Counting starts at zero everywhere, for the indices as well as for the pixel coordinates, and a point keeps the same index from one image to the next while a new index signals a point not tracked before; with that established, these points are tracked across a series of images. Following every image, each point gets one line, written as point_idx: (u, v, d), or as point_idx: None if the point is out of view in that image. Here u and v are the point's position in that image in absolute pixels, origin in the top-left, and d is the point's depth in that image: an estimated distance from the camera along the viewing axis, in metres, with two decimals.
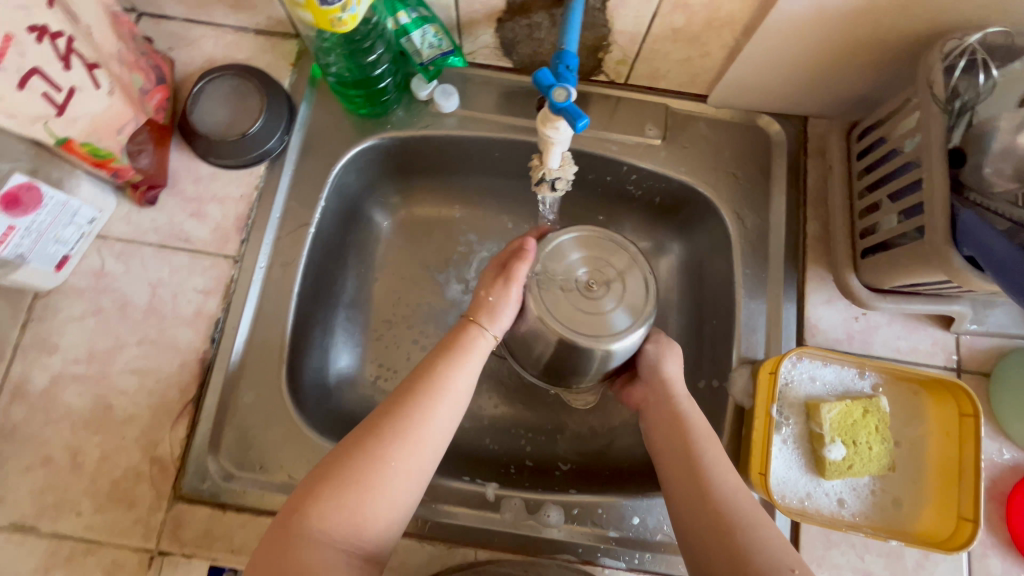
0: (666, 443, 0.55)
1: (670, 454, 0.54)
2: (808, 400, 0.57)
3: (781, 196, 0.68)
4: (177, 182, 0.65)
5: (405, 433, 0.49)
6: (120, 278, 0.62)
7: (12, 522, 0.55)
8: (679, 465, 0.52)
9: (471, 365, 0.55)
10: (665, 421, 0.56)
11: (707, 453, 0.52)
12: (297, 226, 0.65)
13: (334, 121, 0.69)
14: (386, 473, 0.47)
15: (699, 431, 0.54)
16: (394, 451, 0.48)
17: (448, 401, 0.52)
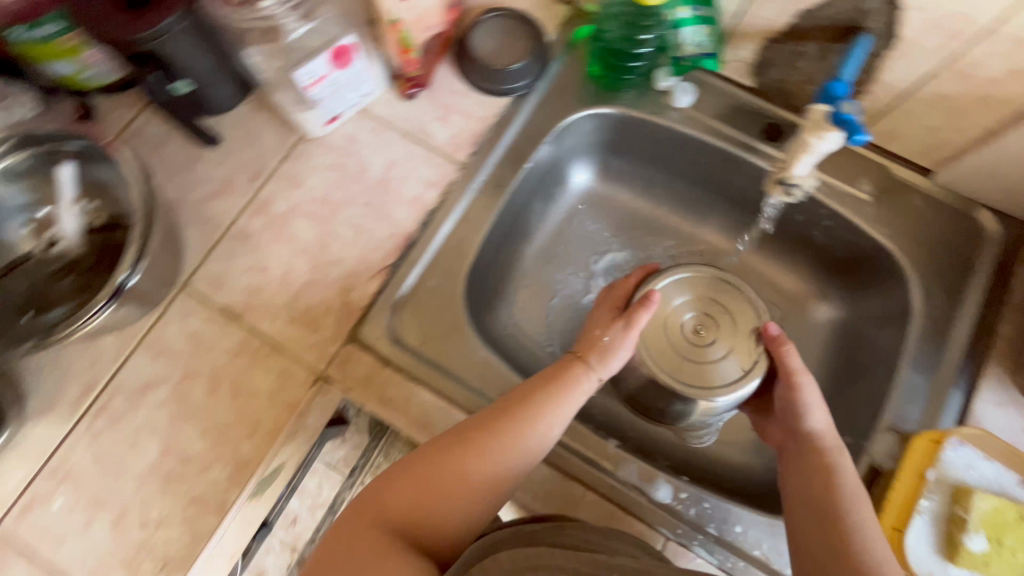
0: (806, 488, 0.54)
1: (805, 496, 0.53)
2: (960, 485, 0.56)
3: (979, 291, 0.67)
4: (436, 88, 0.73)
5: (480, 456, 0.51)
6: (365, 148, 0.71)
7: (224, 307, 0.65)
8: (815, 513, 0.52)
9: (563, 411, 0.55)
10: (809, 467, 0.55)
11: (854, 510, 0.50)
12: (518, 159, 0.73)
13: (576, 83, 0.76)
14: (456, 486, 0.51)
15: (844, 487, 0.52)
16: (466, 466, 0.51)
17: (531, 438, 0.53)
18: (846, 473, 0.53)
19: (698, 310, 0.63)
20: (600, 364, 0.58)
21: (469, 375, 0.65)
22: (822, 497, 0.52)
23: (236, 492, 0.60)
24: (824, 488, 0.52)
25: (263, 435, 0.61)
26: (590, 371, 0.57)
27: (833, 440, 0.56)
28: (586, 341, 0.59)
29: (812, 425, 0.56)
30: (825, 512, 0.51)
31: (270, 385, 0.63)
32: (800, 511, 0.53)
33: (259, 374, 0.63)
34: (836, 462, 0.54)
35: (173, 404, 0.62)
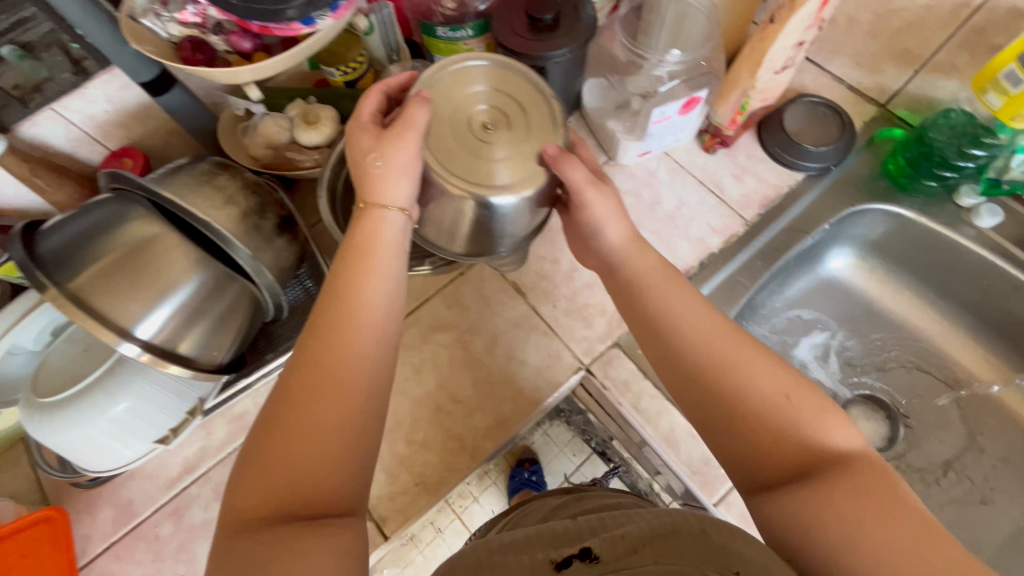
0: (755, 465, 0.44)
1: (718, 428, 0.46)
2: None
3: None
4: (735, 149, 0.81)
5: (322, 367, 0.43)
6: (662, 184, 0.79)
7: (514, 282, 0.74)
8: (812, 496, 0.40)
9: (394, 261, 0.51)
10: (671, 356, 0.49)
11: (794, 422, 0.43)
12: (799, 231, 0.78)
13: (869, 177, 0.79)
14: (316, 409, 0.42)
15: (749, 403, 0.44)
16: (304, 394, 0.42)
17: (353, 309, 0.46)
18: (763, 401, 0.44)
19: (493, 104, 0.58)
20: (389, 195, 0.52)
21: None
22: (795, 467, 0.42)
23: (492, 443, 0.67)
24: (755, 441, 0.44)
25: (524, 402, 0.68)
26: (384, 211, 0.52)
27: (719, 340, 0.47)
28: (364, 178, 0.53)
29: (661, 301, 0.52)
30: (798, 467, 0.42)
31: (539, 360, 0.70)
32: (767, 490, 0.43)
33: (531, 347, 0.71)
34: (725, 388, 0.45)
35: (454, 350, 0.71)
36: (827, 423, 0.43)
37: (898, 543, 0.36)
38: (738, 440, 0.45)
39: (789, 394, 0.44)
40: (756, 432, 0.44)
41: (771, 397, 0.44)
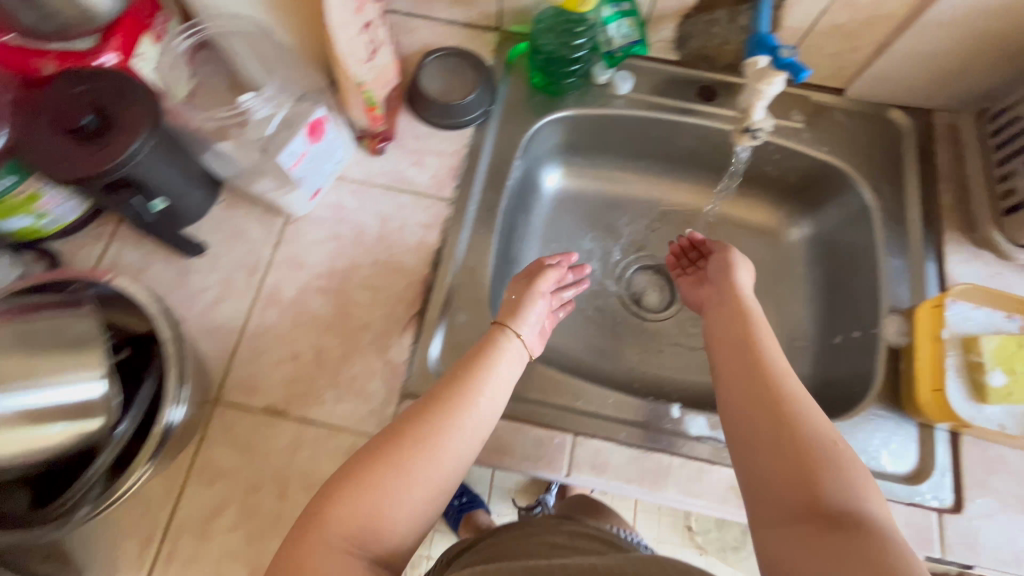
0: (756, 407, 0.55)
1: (735, 369, 0.60)
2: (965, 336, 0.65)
3: (916, 175, 0.77)
4: (401, 137, 0.76)
5: (436, 430, 0.51)
6: (355, 210, 0.72)
7: (266, 406, 0.63)
8: (789, 449, 0.51)
9: (501, 369, 0.58)
10: (735, 319, 0.66)
11: (835, 448, 0.50)
12: (499, 179, 0.76)
13: (525, 97, 0.81)
14: (405, 478, 0.48)
15: (804, 431, 0.52)
16: (420, 459, 0.49)
17: (458, 433, 0.51)
18: (812, 409, 0.54)
19: None
20: (518, 323, 0.64)
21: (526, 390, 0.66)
22: (781, 436, 0.52)
23: None
24: (766, 390, 0.56)
25: None
26: (511, 337, 0.62)
27: (774, 344, 0.61)
28: (509, 306, 0.65)
29: (755, 326, 0.64)
30: (791, 451, 0.51)
31: (341, 465, 0.61)
32: (739, 407, 0.56)
33: (325, 459, 0.62)
34: (783, 386, 0.56)
35: (245, 524, 0.59)
36: (872, 487, 0.48)
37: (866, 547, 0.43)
38: (746, 404, 0.56)
39: (838, 443, 0.51)
40: (776, 390, 0.56)
41: (820, 440, 0.51)
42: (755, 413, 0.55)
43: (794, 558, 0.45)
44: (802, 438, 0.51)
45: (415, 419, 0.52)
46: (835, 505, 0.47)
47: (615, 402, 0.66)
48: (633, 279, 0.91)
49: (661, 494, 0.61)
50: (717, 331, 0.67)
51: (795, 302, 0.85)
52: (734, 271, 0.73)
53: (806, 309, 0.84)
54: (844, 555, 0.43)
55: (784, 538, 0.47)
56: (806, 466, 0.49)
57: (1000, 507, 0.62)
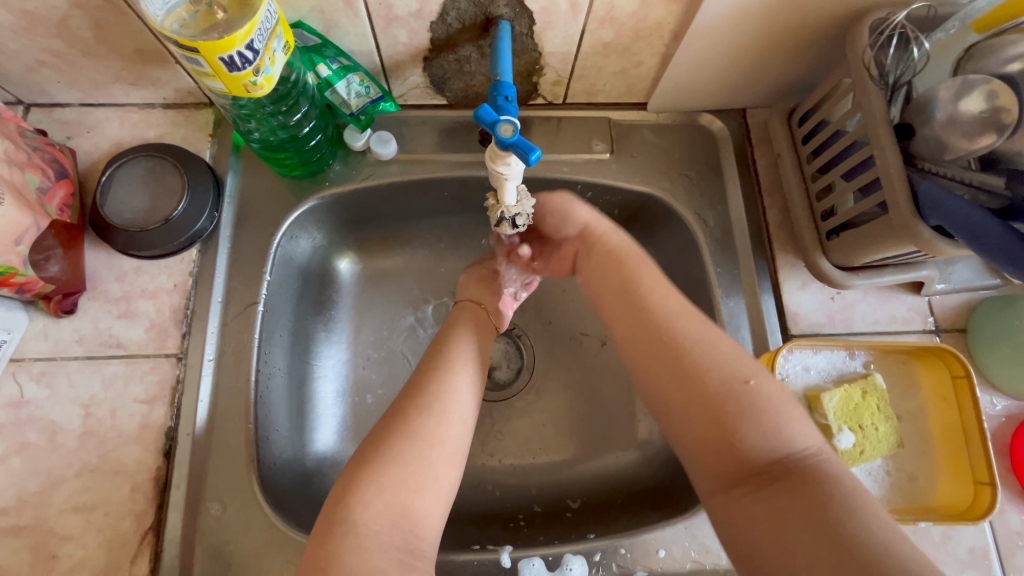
0: (663, 370, 0.49)
1: (631, 329, 0.52)
2: (807, 392, 0.56)
3: (738, 191, 0.67)
4: (97, 282, 0.58)
5: (436, 400, 0.51)
6: (44, 403, 0.54)
7: None
8: (702, 408, 0.45)
9: (465, 370, 0.55)
10: (618, 269, 0.57)
11: (754, 391, 0.45)
12: (244, 307, 0.60)
13: (267, 187, 0.64)
14: (423, 449, 0.48)
15: (714, 380, 0.46)
16: (433, 428, 0.49)
17: (454, 411, 0.51)
18: (707, 352, 0.48)
19: None
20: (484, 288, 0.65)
21: None
22: (693, 392, 0.46)
23: None
24: (669, 344, 0.49)
25: None
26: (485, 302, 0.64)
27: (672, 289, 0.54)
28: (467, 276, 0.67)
29: (633, 270, 0.55)
30: (701, 406, 0.46)
31: None
32: (648, 366, 0.50)
33: None
34: (681, 332, 0.50)
35: None
36: (795, 418, 0.44)
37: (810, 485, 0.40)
38: (652, 371, 0.49)
39: (750, 381, 0.45)
40: (678, 346, 0.49)
41: (729, 385, 0.45)
42: (659, 378, 0.49)
43: (742, 522, 0.41)
44: (720, 392, 0.45)
45: (418, 389, 0.52)
46: (759, 452, 0.42)
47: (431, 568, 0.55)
48: None
49: None
50: (599, 285, 0.58)
51: None
52: (570, 211, 0.61)
53: None
54: (788, 502, 0.39)
55: (727, 499, 0.43)
56: (723, 418, 0.44)
57: None
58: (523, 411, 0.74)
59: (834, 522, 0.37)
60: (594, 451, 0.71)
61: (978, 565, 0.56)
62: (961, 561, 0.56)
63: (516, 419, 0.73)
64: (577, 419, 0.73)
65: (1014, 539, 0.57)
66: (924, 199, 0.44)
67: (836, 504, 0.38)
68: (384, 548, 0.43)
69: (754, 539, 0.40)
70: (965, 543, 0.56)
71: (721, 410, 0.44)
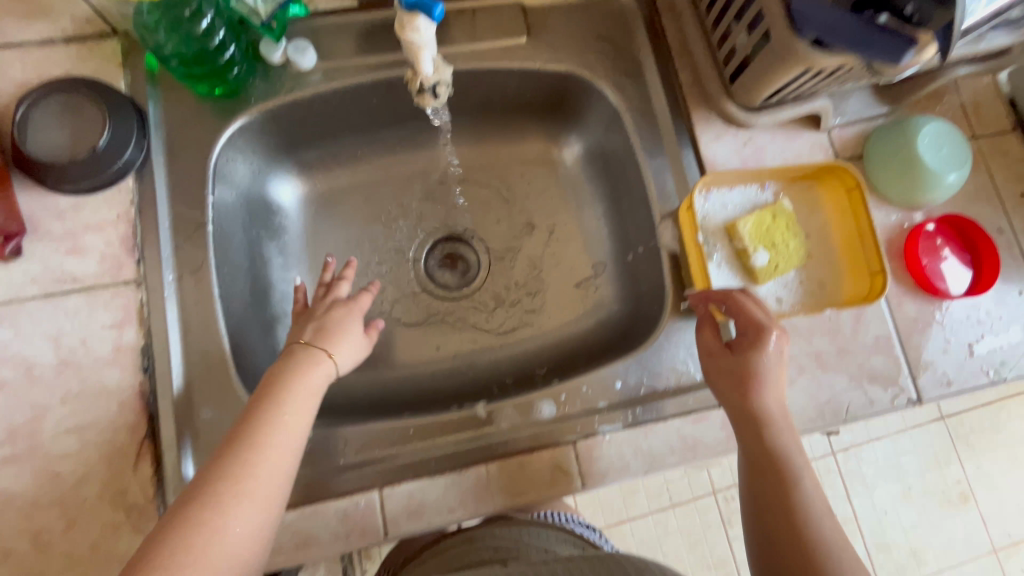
0: (766, 512, 0.51)
1: (750, 449, 0.53)
2: (726, 223, 0.63)
3: (651, 58, 0.71)
4: (38, 223, 0.58)
5: (244, 482, 0.45)
6: (11, 343, 0.55)
7: None
8: (794, 546, 0.48)
9: (280, 452, 0.48)
10: (735, 392, 0.55)
11: (843, 546, 0.48)
12: (193, 228, 0.61)
13: (192, 113, 0.64)
14: (225, 539, 0.42)
15: (824, 557, 0.47)
16: (239, 515, 0.44)
17: (260, 488, 0.45)
18: (834, 546, 0.48)
19: None
20: (331, 347, 0.57)
21: (312, 465, 0.57)
22: (792, 535, 0.49)
23: None
24: (783, 504, 0.50)
25: None
26: (323, 361, 0.56)
27: (783, 418, 0.54)
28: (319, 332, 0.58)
29: (761, 388, 0.54)
30: (793, 551, 0.48)
31: None
32: (756, 493, 0.52)
33: None
34: (811, 524, 0.49)
35: None
36: None
37: None
38: (764, 502, 0.51)
39: None
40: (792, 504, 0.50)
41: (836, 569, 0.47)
42: (768, 511, 0.51)
43: None
44: (806, 538, 0.48)
45: (237, 473, 0.45)
46: None
47: (367, 443, 0.59)
48: (432, 256, 0.81)
49: (486, 508, 0.57)
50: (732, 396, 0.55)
51: (591, 228, 0.80)
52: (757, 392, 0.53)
53: (604, 232, 0.79)
54: None
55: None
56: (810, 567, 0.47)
57: (797, 372, 0.64)
58: (486, 297, 0.79)
59: None
60: (554, 326, 0.77)
61: (883, 349, 0.65)
62: (869, 348, 0.65)
63: (483, 307, 0.79)
64: (537, 298, 0.79)
65: (912, 324, 0.67)
66: (797, 15, 0.49)
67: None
68: None
69: None
70: (872, 333, 0.66)
71: (815, 574, 0.47)
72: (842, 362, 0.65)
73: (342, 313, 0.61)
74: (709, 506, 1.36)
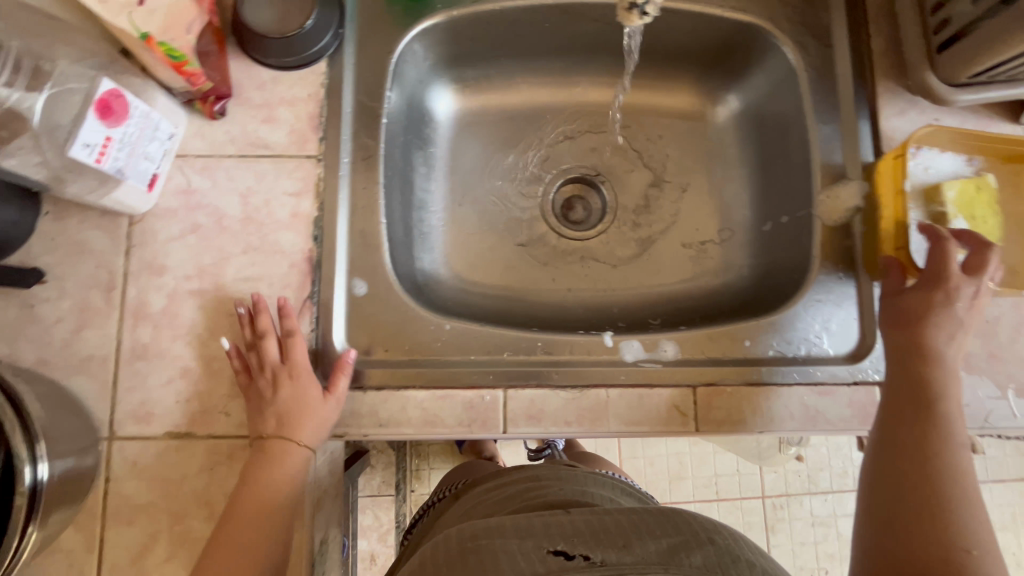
0: (898, 425, 0.50)
1: (898, 373, 0.53)
2: (927, 186, 0.60)
3: (843, 19, 0.68)
4: (241, 90, 0.63)
5: None
6: (209, 193, 0.62)
7: (168, 431, 0.57)
8: (911, 459, 0.48)
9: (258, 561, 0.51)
10: (902, 321, 0.55)
11: (971, 483, 0.46)
12: (370, 119, 0.65)
13: (384, 10, 0.68)
14: None
15: (950, 477, 0.46)
16: None
17: None
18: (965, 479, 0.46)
19: None
20: (301, 433, 0.56)
21: (445, 354, 0.61)
22: (919, 449, 0.48)
23: None
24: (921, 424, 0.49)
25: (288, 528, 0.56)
26: (299, 446, 0.56)
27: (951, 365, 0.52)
28: (279, 412, 0.55)
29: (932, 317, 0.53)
30: (915, 460, 0.48)
31: None
32: (891, 413, 0.52)
33: None
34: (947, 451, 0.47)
35: (180, 552, 0.56)
36: None
37: None
38: (896, 419, 0.51)
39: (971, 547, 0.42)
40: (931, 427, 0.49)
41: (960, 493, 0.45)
42: (897, 426, 0.50)
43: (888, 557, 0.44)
44: (937, 456, 0.47)
45: None
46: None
47: (496, 347, 0.62)
48: (562, 191, 0.81)
49: (601, 430, 0.59)
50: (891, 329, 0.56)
51: (730, 193, 0.78)
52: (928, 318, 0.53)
53: (743, 197, 0.77)
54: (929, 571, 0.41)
55: (877, 532, 0.46)
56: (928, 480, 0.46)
57: None
58: (611, 238, 0.79)
59: None
60: (673, 281, 0.76)
61: None
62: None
63: (607, 251, 0.79)
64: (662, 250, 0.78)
65: None
66: None
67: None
68: None
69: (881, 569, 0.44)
70: None
71: (933, 487, 0.46)
72: (991, 368, 0.61)
73: (295, 394, 0.56)
74: (755, 509, 1.32)
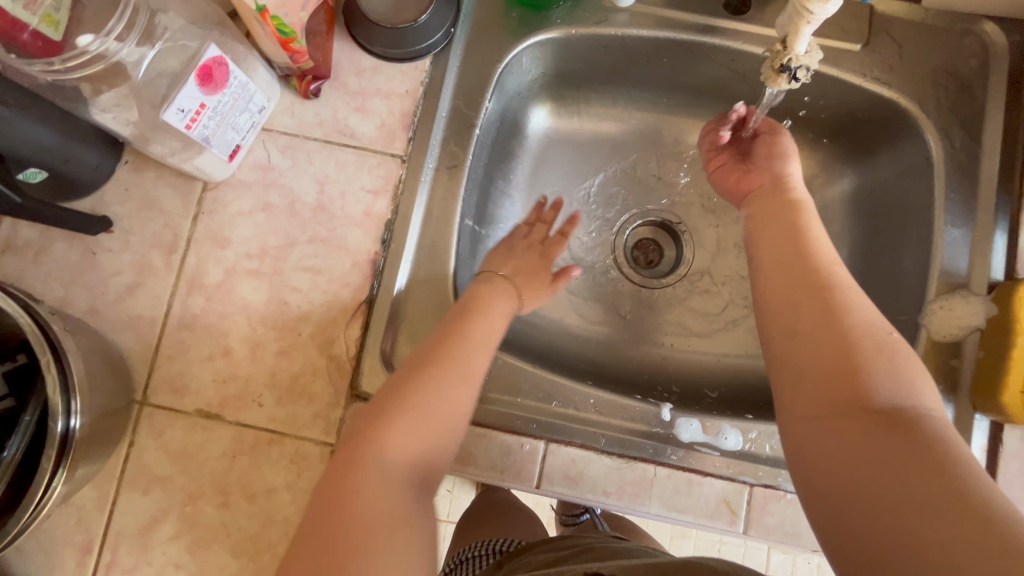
0: (798, 289, 0.49)
1: (783, 245, 0.53)
2: None
3: (1000, 116, 0.61)
4: (340, 74, 0.61)
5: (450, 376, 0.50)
6: (286, 173, 0.59)
7: (199, 408, 0.56)
8: (816, 322, 0.46)
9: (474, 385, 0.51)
10: (783, 207, 0.57)
11: (871, 316, 0.47)
12: (463, 128, 0.62)
13: (499, 16, 0.64)
14: (440, 406, 0.48)
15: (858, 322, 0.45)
16: (439, 403, 0.48)
17: (463, 383, 0.50)
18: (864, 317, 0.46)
19: None
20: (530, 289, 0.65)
21: (489, 391, 0.57)
22: (824, 312, 0.47)
23: None
24: (817, 283, 0.49)
25: None
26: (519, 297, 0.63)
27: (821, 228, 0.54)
28: (521, 273, 0.65)
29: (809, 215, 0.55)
30: (828, 326, 0.46)
31: (284, 475, 0.55)
32: (782, 282, 0.50)
33: (268, 467, 0.55)
34: (841, 301, 0.47)
35: (185, 534, 0.54)
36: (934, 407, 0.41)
37: (911, 445, 0.37)
38: (791, 283, 0.50)
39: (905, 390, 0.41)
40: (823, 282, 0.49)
41: (870, 331, 0.45)
42: (791, 295, 0.49)
43: (829, 441, 0.41)
44: (838, 309, 0.46)
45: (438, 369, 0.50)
46: (885, 407, 0.40)
47: (544, 394, 0.58)
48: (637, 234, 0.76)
49: (640, 508, 0.54)
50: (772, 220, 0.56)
51: None
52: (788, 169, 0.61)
53: None
54: (880, 433, 0.39)
55: (820, 408, 0.42)
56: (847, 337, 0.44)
57: None
58: (680, 294, 0.74)
59: (941, 465, 0.36)
60: (738, 354, 0.71)
61: None
62: None
63: (674, 308, 0.73)
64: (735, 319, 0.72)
65: None
66: None
67: (945, 452, 0.37)
68: (399, 494, 0.43)
69: (832, 451, 0.40)
70: None
71: (849, 338, 0.44)
72: None
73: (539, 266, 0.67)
74: None
